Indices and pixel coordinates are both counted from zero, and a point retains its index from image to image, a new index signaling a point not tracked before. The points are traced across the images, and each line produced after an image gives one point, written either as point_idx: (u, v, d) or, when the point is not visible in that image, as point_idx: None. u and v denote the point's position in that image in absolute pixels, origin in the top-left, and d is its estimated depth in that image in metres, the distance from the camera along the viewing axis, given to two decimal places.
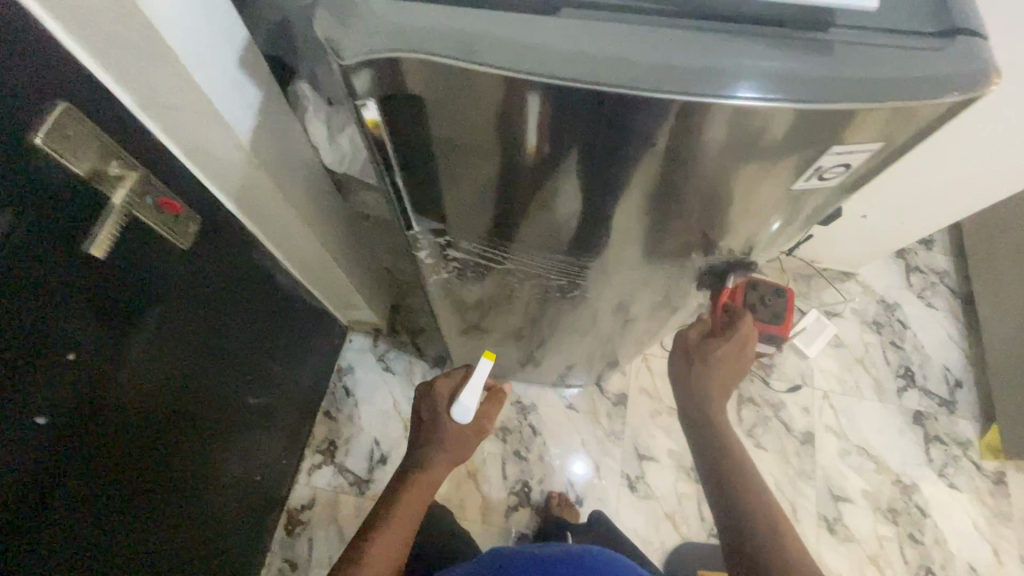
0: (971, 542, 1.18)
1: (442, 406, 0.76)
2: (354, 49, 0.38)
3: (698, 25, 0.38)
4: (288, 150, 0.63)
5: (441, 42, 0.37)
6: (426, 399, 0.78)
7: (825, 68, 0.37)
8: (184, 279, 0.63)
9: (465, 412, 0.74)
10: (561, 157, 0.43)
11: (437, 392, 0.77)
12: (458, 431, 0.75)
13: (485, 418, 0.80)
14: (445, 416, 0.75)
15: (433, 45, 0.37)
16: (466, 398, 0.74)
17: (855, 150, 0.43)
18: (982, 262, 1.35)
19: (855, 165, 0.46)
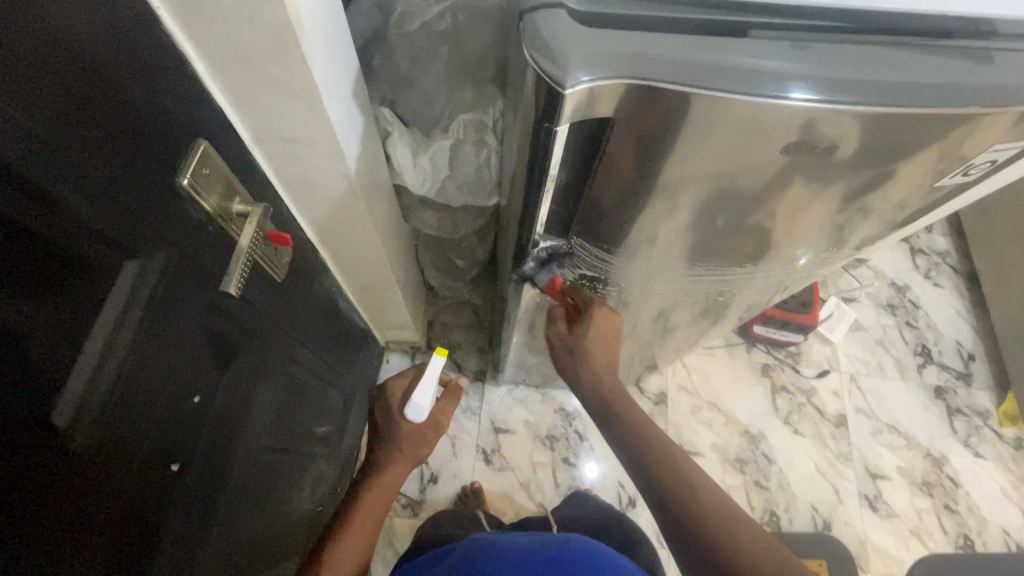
0: (1001, 507, 1.24)
1: (394, 407, 0.79)
2: (582, 69, 0.32)
3: (874, 40, 0.36)
4: (374, 174, 0.63)
5: (653, 64, 0.33)
6: (379, 401, 0.81)
7: (990, 76, 0.35)
8: (277, 310, 0.62)
9: (418, 410, 0.77)
10: None
11: (389, 393, 0.80)
12: (415, 430, 0.77)
13: (442, 415, 0.80)
14: (398, 414, 0.78)
15: (646, 67, 0.32)
16: (418, 396, 0.77)
17: (1006, 149, 0.44)
18: (982, 241, 1.43)
19: (1001, 160, 0.47)
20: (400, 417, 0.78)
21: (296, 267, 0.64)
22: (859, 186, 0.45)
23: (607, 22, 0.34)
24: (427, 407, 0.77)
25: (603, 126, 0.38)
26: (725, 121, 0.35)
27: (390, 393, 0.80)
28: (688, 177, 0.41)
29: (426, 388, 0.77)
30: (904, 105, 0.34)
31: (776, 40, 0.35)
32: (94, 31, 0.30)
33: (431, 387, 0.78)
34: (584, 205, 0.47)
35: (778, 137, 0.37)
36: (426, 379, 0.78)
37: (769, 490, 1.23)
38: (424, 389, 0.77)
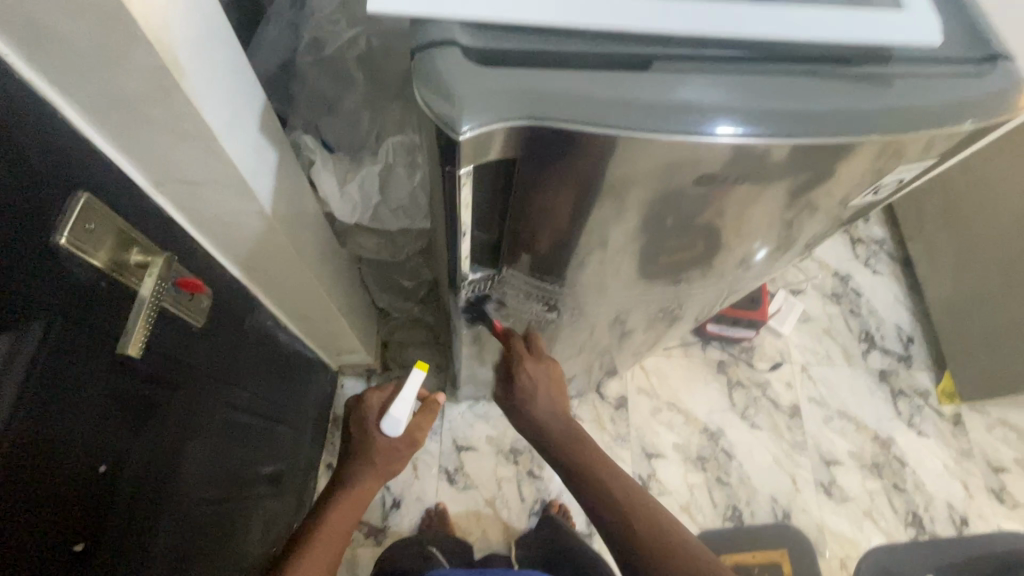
0: (944, 482, 1.31)
1: (371, 420, 0.75)
2: (476, 114, 0.31)
3: (778, 66, 0.35)
4: (299, 207, 0.61)
5: (553, 105, 0.31)
6: (356, 412, 0.77)
7: (888, 100, 0.35)
8: (203, 354, 0.59)
9: (393, 425, 0.71)
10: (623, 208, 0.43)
11: (367, 404, 0.76)
12: (388, 446, 0.74)
13: (418, 431, 0.77)
14: (373, 429, 0.75)
15: (548, 109, 0.31)
16: (394, 410, 0.71)
17: (911, 168, 0.45)
18: (914, 227, 1.49)
19: (909, 177, 0.48)
20: (377, 431, 0.74)
21: (219, 309, 0.61)
22: (786, 199, 0.45)
23: (511, 62, 0.33)
24: (403, 423, 0.71)
25: (515, 161, 0.37)
26: (635, 155, 0.34)
27: (366, 406, 0.76)
28: (610, 201, 0.40)
29: (404, 401, 0.71)
30: (807, 136, 0.34)
31: (680, 72, 0.34)
32: None
33: (410, 401, 0.71)
34: (511, 235, 0.46)
35: (691, 165, 0.36)
36: (406, 392, 0.71)
37: (730, 484, 1.25)
38: (401, 403, 0.71)
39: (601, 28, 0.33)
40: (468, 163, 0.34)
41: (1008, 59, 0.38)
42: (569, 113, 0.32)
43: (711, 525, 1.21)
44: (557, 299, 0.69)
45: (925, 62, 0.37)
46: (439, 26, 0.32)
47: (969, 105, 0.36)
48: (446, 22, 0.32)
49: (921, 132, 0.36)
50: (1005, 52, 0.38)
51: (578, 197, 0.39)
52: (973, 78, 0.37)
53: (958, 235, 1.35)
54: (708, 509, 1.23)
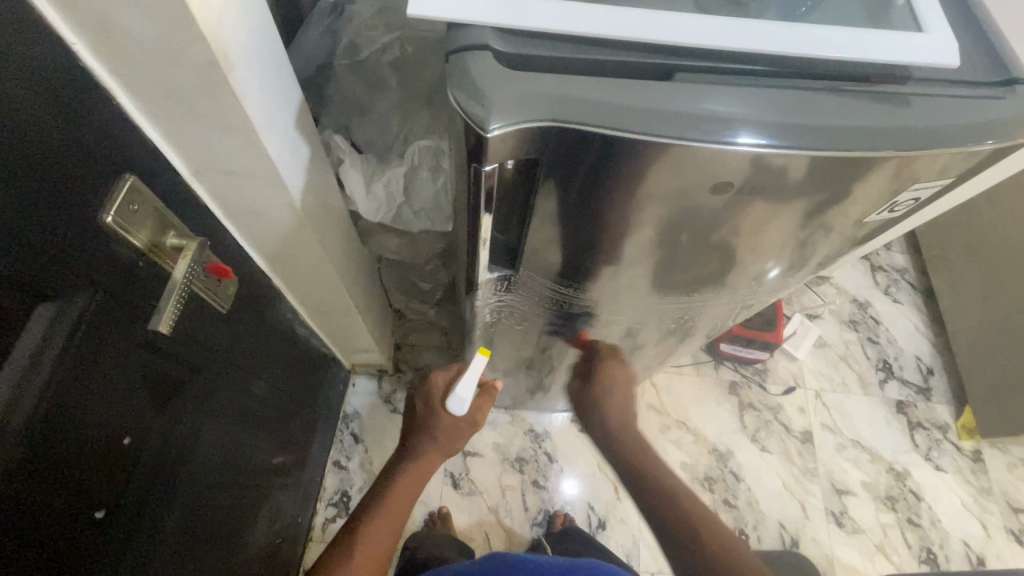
0: (961, 520, 1.27)
1: (435, 399, 0.77)
2: (502, 117, 0.32)
3: (794, 82, 0.36)
4: (326, 206, 0.63)
5: (577, 108, 0.33)
6: (420, 391, 0.80)
7: (905, 119, 0.36)
8: (225, 342, 0.61)
9: (459, 404, 0.73)
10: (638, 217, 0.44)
11: (432, 383, 0.78)
12: (453, 424, 0.77)
13: (479, 412, 0.79)
14: (439, 406, 0.76)
15: (572, 112, 0.33)
16: (461, 389, 0.73)
17: (925, 188, 0.45)
18: (938, 258, 1.47)
19: (925, 198, 0.48)
20: (443, 410, 0.76)
21: (243, 299, 0.63)
22: (801, 217, 0.46)
23: (536, 69, 0.34)
24: (468, 402, 0.73)
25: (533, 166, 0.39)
26: (653, 163, 0.36)
27: (432, 384, 0.78)
28: (625, 210, 0.41)
29: (469, 381, 0.73)
30: (823, 149, 0.35)
31: (701, 83, 0.35)
32: (17, 74, 0.29)
33: (474, 382, 0.73)
34: (527, 239, 0.47)
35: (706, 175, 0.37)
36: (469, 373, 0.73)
37: (738, 508, 1.23)
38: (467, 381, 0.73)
39: (625, 39, 0.34)
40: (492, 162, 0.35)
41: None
42: (593, 116, 0.33)
43: None
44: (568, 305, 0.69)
45: (944, 84, 0.38)
46: (473, 29, 0.34)
47: (990, 127, 0.36)
48: (480, 26, 0.34)
49: (939, 151, 0.36)
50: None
51: (595, 203, 0.40)
52: (991, 101, 0.37)
53: (983, 266, 1.33)
54: None
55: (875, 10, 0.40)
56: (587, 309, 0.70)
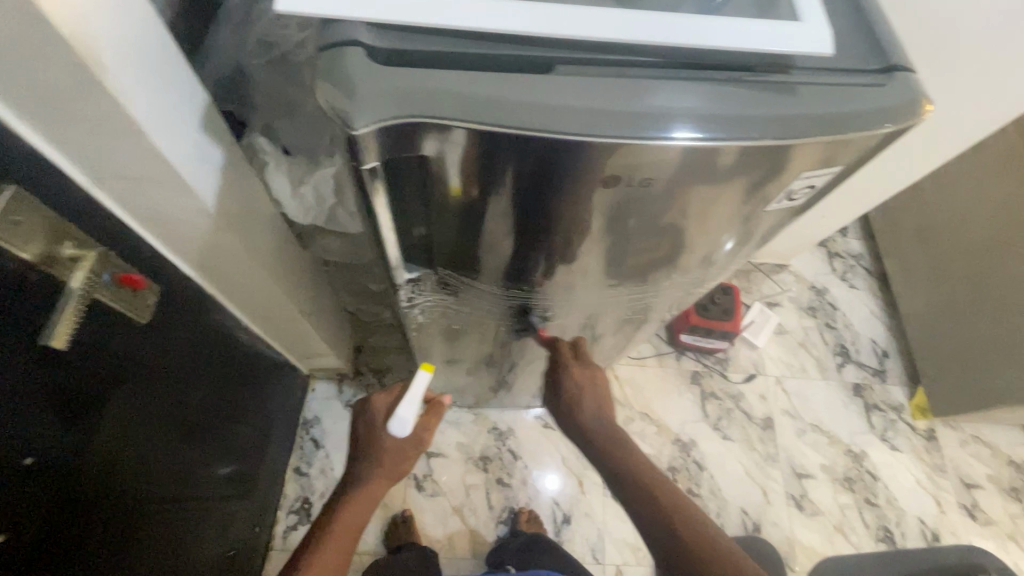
0: (916, 497, 1.30)
1: (378, 421, 0.80)
2: (368, 115, 0.33)
3: (675, 72, 0.37)
4: (249, 208, 0.62)
5: (445, 102, 0.33)
6: (363, 414, 0.81)
7: (788, 108, 0.36)
8: (152, 355, 0.60)
9: (402, 424, 0.76)
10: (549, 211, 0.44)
11: (374, 406, 0.81)
12: (398, 445, 0.79)
13: (424, 431, 0.81)
14: (381, 429, 0.79)
15: (441, 107, 0.33)
16: (401, 410, 0.76)
17: (817, 175, 0.43)
18: (890, 242, 1.50)
19: (820, 185, 0.46)
20: (385, 431, 0.78)
21: (169, 310, 0.61)
22: (712, 208, 0.46)
23: (408, 64, 0.34)
24: (411, 421, 0.76)
25: (422, 161, 0.40)
26: (534, 156, 0.36)
27: (374, 407, 0.81)
28: (526, 196, 0.41)
29: (410, 402, 0.77)
30: (697, 140, 0.35)
31: (578, 76, 0.35)
32: None
33: (416, 403, 0.77)
34: (442, 224, 0.48)
35: (599, 165, 0.38)
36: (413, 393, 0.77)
37: (701, 496, 1.25)
38: (407, 403, 0.77)
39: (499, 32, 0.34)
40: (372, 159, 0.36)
41: (908, 70, 0.39)
42: (468, 112, 0.33)
43: None
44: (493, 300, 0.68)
45: (827, 73, 0.39)
46: (344, 26, 0.34)
47: (870, 115, 0.37)
48: (351, 23, 0.34)
49: (822, 140, 0.37)
50: (905, 64, 0.39)
51: (494, 188, 0.40)
52: (871, 88, 0.38)
53: (930, 250, 1.36)
54: None
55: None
56: (517, 302, 0.69)
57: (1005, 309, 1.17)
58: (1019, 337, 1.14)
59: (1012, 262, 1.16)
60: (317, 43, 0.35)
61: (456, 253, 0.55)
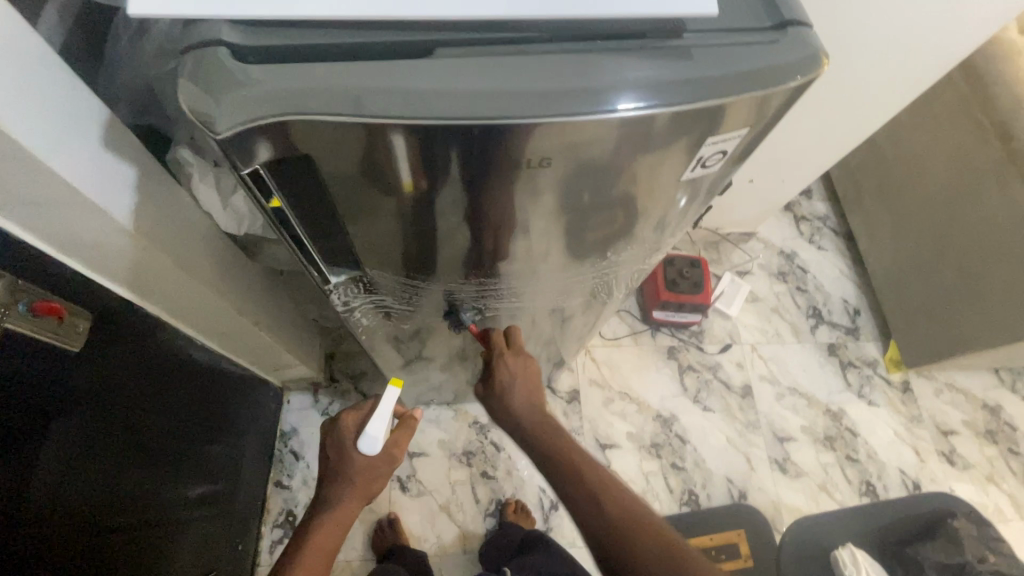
0: (895, 449, 1.32)
1: (348, 442, 0.81)
2: (229, 118, 0.33)
3: (566, 46, 0.36)
4: (176, 224, 0.61)
5: (305, 98, 0.33)
6: (333, 434, 0.83)
7: (682, 72, 0.36)
8: (94, 382, 0.58)
9: (371, 442, 0.77)
10: (469, 195, 0.43)
11: (343, 426, 0.82)
12: (368, 465, 0.81)
13: (395, 448, 0.84)
14: (351, 450, 0.81)
15: (300, 103, 0.33)
16: (371, 428, 0.77)
17: (726, 138, 0.42)
18: (853, 201, 1.51)
19: (731, 150, 0.45)
20: (356, 450, 0.79)
21: (109, 333, 0.59)
22: (634, 183, 0.45)
23: (278, 61, 0.35)
24: (381, 439, 0.78)
25: (309, 160, 0.39)
26: (429, 141, 0.36)
27: (343, 426, 0.82)
28: (435, 182, 0.41)
29: (380, 419, 0.78)
30: (594, 113, 0.35)
31: (462, 58, 0.35)
32: None
33: (384, 420, 0.78)
34: (371, 220, 0.47)
35: (503, 144, 0.37)
36: (381, 410, 0.78)
37: (685, 469, 1.26)
38: (377, 421, 0.78)
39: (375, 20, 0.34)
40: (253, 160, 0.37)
41: (803, 25, 0.39)
42: (353, 105, 0.33)
43: (669, 512, 1.21)
44: (444, 293, 0.67)
45: (722, 33, 0.38)
46: (209, 24, 0.34)
47: (765, 73, 0.37)
48: (215, 22, 0.34)
49: (721, 103, 0.36)
50: (798, 19, 0.39)
51: (398, 173, 0.40)
52: (764, 45, 0.37)
53: (891, 205, 1.38)
54: (664, 496, 1.23)
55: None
56: (470, 294, 0.68)
57: (966, 255, 1.19)
58: (982, 282, 1.16)
59: (968, 210, 1.17)
60: (182, 44, 0.35)
61: (391, 250, 0.53)
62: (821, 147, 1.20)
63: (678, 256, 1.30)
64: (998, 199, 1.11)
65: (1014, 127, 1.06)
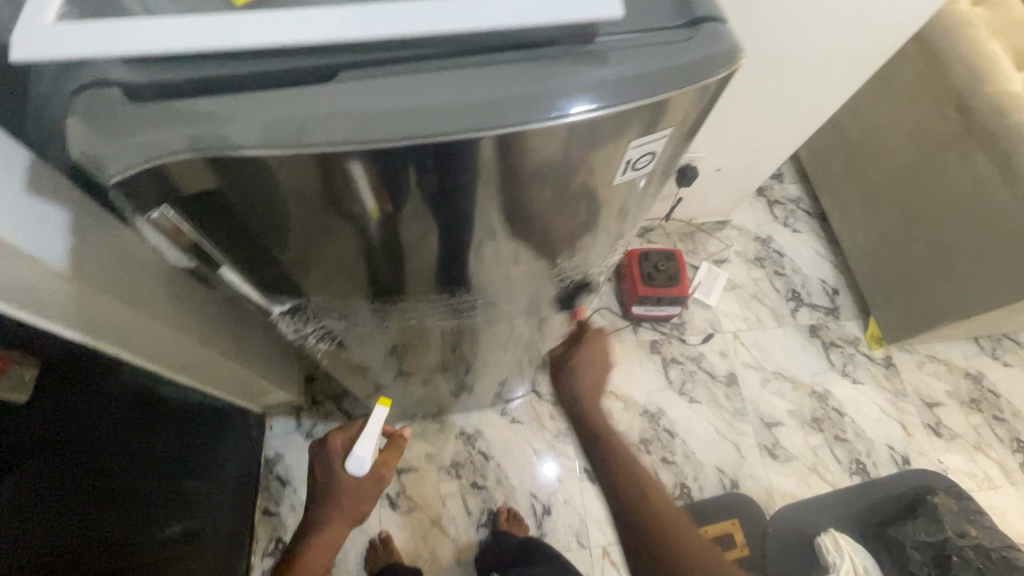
0: (883, 425, 1.33)
1: (336, 462, 0.80)
2: (119, 161, 0.35)
3: (479, 59, 0.36)
4: (123, 263, 0.60)
5: (201, 135, 0.34)
6: (320, 455, 0.82)
7: (598, 77, 0.36)
8: (32, 430, 0.57)
9: (359, 462, 0.77)
10: (410, 211, 0.42)
11: (331, 446, 0.81)
12: (356, 484, 0.80)
13: (383, 467, 0.83)
14: (339, 469, 0.80)
15: (196, 140, 0.34)
16: (360, 448, 0.78)
17: (651, 140, 0.42)
18: (823, 181, 1.51)
19: (660, 151, 0.45)
20: (343, 472, 0.79)
21: (42, 378, 0.58)
22: (570, 189, 0.45)
23: (178, 99, 0.34)
24: (369, 459, 0.78)
25: (214, 196, 0.39)
26: (363, 164, 0.36)
27: (331, 446, 0.81)
28: (372, 206, 0.41)
29: (368, 439, 0.78)
30: (511, 124, 0.35)
31: (370, 80, 0.35)
32: None
33: (372, 438, 0.79)
34: (321, 245, 0.47)
35: (420, 161, 0.36)
36: (369, 430, 0.79)
37: (676, 463, 1.26)
38: (366, 441, 0.78)
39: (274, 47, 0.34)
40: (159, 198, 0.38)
41: (714, 22, 0.39)
42: (299, 136, 0.34)
43: None
44: (415, 311, 0.67)
45: (637, 33, 0.38)
46: (99, 64, 0.35)
47: (681, 72, 0.37)
48: (104, 61, 0.34)
49: (642, 104, 0.36)
50: (709, 15, 0.39)
51: (328, 197, 0.39)
52: (678, 44, 0.37)
53: (858, 183, 1.38)
54: None
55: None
56: (439, 309, 0.68)
57: (933, 227, 1.20)
58: (951, 252, 1.17)
59: (933, 181, 1.18)
60: (72, 83, 0.35)
61: (343, 273, 0.53)
62: (783, 131, 1.20)
63: (652, 250, 1.29)
64: (959, 171, 1.12)
65: (968, 99, 1.07)
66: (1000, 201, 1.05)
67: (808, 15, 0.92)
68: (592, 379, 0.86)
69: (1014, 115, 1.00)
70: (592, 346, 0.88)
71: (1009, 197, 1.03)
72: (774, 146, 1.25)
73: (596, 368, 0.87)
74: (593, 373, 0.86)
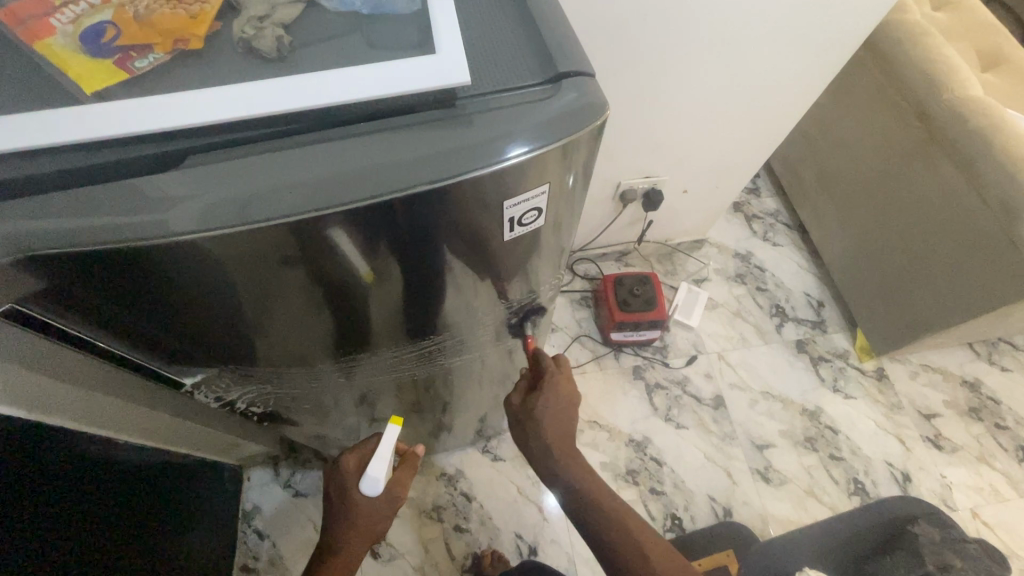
0: (879, 441, 1.28)
1: (350, 481, 0.74)
2: None
3: (358, 129, 0.37)
4: None
5: (64, 231, 0.34)
6: (334, 474, 0.76)
7: (477, 134, 0.37)
8: (14, 509, 0.56)
9: (373, 483, 0.69)
10: (389, 267, 0.44)
11: (343, 465, 0.75)
12: (372, 506, 0.73)
13: (398, 487, 0.75)
14: (353, 490, 0.73)
15: (77, 232, 0.34)
16: (372, 469, 0.68)
17: (526, 199, 0.42)
18: (799, 194, 1.50)
19: (546, 207, 0.45)
20: (358, 493, 0.71)
21: (15, 451, 0.58)
22: (471, 244, 0.45)
23: (39, 195, 0.35)
24: (383, 480, 0.69)
25: (58, 291, 0.38)
26: (297, 235, 0.37)
27: (344, 465, 0.75)
28: (336, 271, 0.42)
29: (381, 459, 0.69)
30: (441, 178, 0.36)
31: (256, 156, 0.36)
32: None
33: (386, 459, 0.69)
34: (270, 305, 0.44)
35: (310, 233, 0.37)
36: (381, 450, 0.69)
37: (665, 493, 1.21)
38: (379, 461, 0.69)
39: (130, 135, 0.35)
40: (23, 292, 0.37)
41: (576, 75, 0.40)
42: (234, 215, 0.35)
43: None
44: (386, 364, 0.67)
45: (500, 90, 0.39)
46: None
47: (561, 121, 0.38)
48: None
49: (540, 152, 0.38)
50: (569, 68, 0.41)
51: (299, 271, 0.41)
52: (549, 98, 0.39)
53: (830, 195, 1.38)
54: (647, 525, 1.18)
55: (426, 28, 0.41)
56: (402, 363, 0.68)
57: (908, 236, 1.18)
58: (929, 260, 1.15)
59: (903, 189, 1.17)
60: None
61: (292, 341, 0.52)
62: (746, 149, 1.20)
63: (627, 274, 1.27)
64: (928, 180, 1.11)
65: (928, 107, 1.06)
66: (971, 206, 1.03)
67: (751, 38, 0.92)
68: (559, 420, 0.72)
69: (973, 120, 0.99)
70: (556, 392, 0.71)
71: (978, 203, 1.01)
72: (739, 165, 1.25)
73: (561, 410, 0.72)
74: (556, 425, 0.72)
